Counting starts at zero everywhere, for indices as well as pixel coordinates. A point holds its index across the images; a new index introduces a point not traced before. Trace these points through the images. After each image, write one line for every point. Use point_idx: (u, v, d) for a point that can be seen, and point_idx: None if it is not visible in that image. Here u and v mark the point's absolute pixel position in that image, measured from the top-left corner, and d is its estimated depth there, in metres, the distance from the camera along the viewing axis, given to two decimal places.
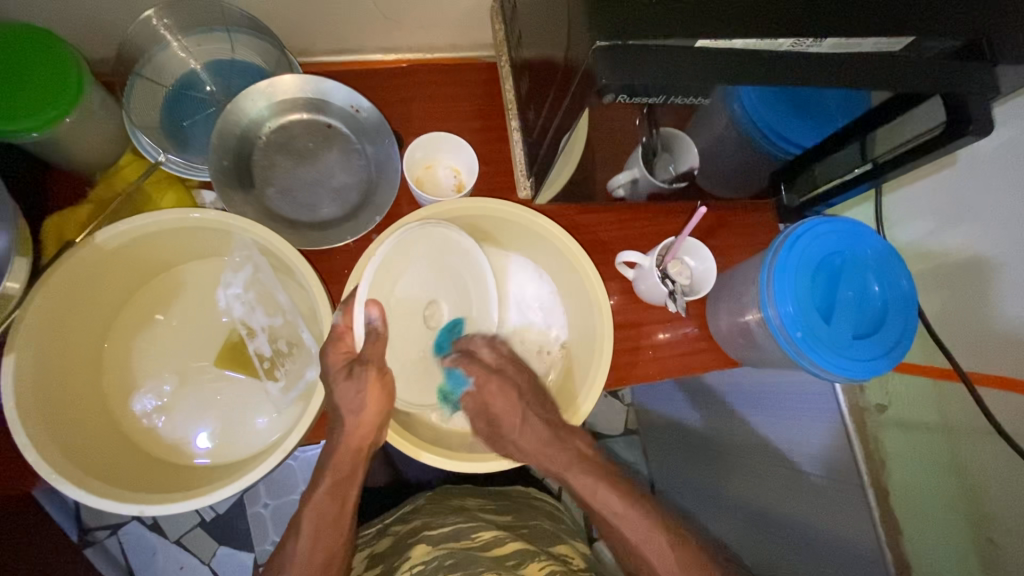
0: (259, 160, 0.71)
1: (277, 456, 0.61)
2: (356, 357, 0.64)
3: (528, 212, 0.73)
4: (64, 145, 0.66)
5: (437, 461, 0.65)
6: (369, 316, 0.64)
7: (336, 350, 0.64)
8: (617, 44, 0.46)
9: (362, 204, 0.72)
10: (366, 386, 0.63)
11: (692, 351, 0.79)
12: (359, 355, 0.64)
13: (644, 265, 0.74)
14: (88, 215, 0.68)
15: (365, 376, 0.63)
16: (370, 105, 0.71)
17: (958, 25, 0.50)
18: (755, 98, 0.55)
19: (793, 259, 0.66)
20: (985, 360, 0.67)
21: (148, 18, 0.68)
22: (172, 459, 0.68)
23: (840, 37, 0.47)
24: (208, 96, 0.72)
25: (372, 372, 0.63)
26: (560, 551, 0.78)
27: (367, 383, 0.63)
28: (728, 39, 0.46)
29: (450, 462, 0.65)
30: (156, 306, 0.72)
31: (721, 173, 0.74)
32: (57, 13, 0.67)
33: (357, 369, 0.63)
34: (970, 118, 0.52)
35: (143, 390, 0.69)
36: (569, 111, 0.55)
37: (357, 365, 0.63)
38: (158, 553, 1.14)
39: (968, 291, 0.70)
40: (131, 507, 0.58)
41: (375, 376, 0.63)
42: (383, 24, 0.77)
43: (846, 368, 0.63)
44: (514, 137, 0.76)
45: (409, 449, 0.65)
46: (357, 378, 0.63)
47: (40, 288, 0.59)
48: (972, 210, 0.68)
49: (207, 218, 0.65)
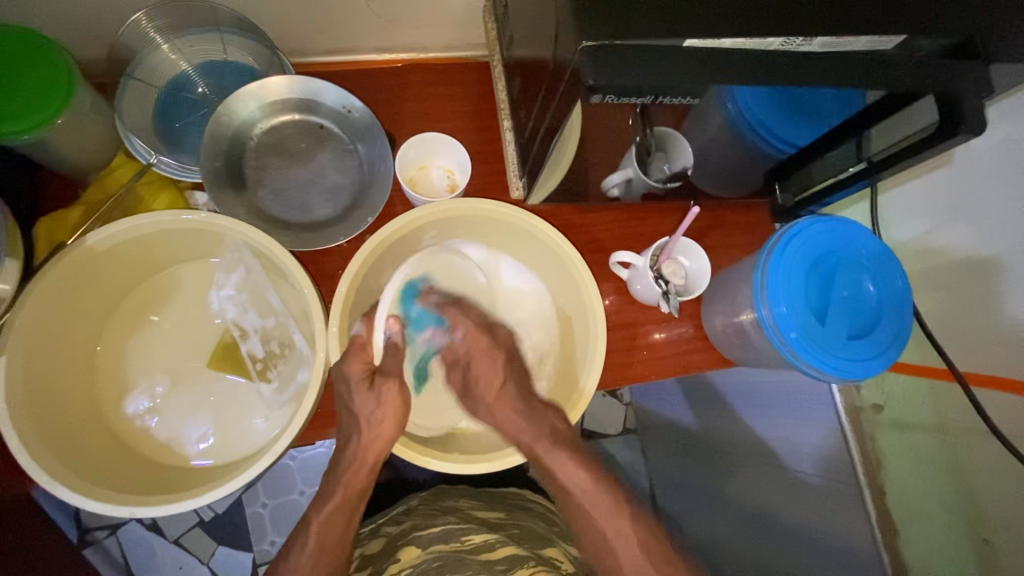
0: (251, 161, 0.71)
1: (268, 458, 0.60)
2: (376, 368, 0.66)
3: (519, 211, 0.72)
4: (55, 148, 0.66)
5: (447, 467, 0.65)
6: (388, 330, 0.67)
7: (357, 359, 0.64)
8: (605, 44, 0.45)
9: (354, 205, 0.72)
10: (387, 399, 0.65)
11: (686, 351, 0.78)
12: (380, 367, 0.66)
13: (639, 266, 0.73)
14: (81, 216, 0.68)
15: (386, 390, 0.65)
16: (363, 105, 0.71)
17: (954, 24, 0.49)
18: (748, 97, 0.55)
19: (786, 259, 0.65)
20: (984, 360, 0.67)
21: (136, 20, 0.69)
22: (164, 461, 0.68)
23: (828, 36, 0.46)
24: (200, 97, 0.73)
25: (392, 384, 0.66)
26: (550, 554, 0.78)
27: (387, 392, 0.65)
28: (717, 39, 0.46)
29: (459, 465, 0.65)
30: (148, 308, 0.72)
31: (715, 172, 0.73)
32: (47, 16, 0.67)
33: (379, 381, 0.65)
34: (963, 119, 0.50)
35: (136, 391, 0.69)
36: (560, 110, 0.54)
37: (378, 377, 0.66)
38: (157, 553, 1.14)
39: (966, 291, 0.69)
40: (122, 509, 0.58)
41: (393, 390, 0.66)
42: (375, 24, 0.77)
43: (842, 368, 0.63)
44: (507, 137, 0.76)
45: (415, 457, 0.65)
46: (370, 389, 0.64)
47: (30, 290, 0.59)
48: (968, 210, 0.67)
49: (197, 220, 0.65)
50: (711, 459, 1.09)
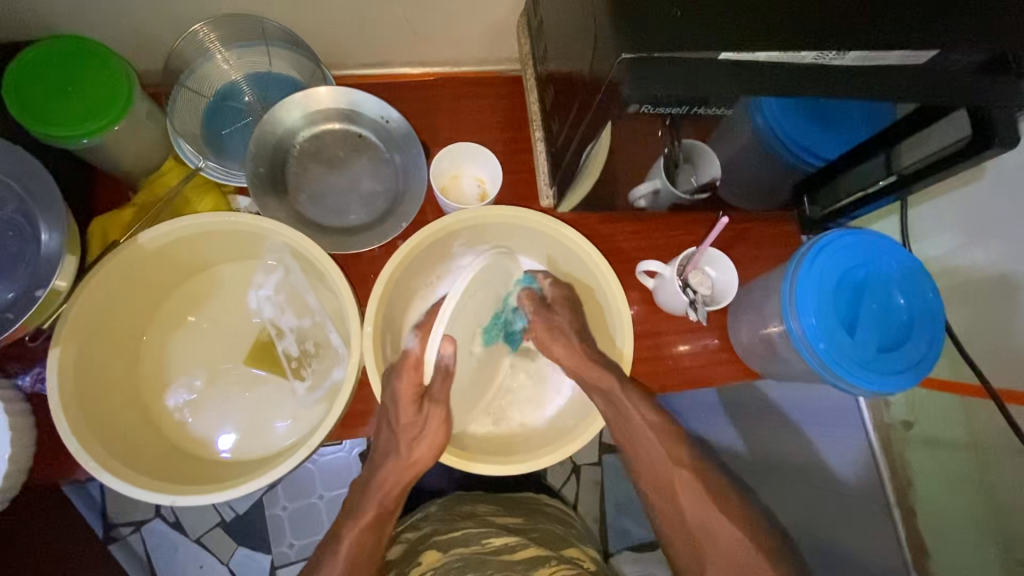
0: (293, 167, 0.74)
1: (301, 453, 0.62)
2: (425, 392, 0.67)
3: (548, 220, 0.74)
4: (110, 151, 0.69)
5: (493, 471, 0.67)
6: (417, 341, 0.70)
7: (408, 378, 0.66)
8: (644, 56, 0.46)
9: (388, 211, 0.75)
10: (429, 423, 0.67)
11: (713, 362, 0.78)
12: (428, 390, 0.67)
13: (665, 275, 0.74)
14: (131, 217, 0.71)
15: (430, 415, 0.67)
16: (400, 116, 0.74)
17: (983, 39, 0.49)
18: (777, 109, 0.56)
19: (815, 271, 0.65)
20: (1017, 378, 0.66)
21: (196, 30, 0.71)
22: (200, 454, 0.70)
23: (864, 50, 0.47)
24: (245, 106, 0.76)
25: (436, 411, 0.68)
26: (571, 554, 0.78)
27: (430, 419, 0.68)
28: (752, 52, 0.47)
29: (503, 466, 0.67)
30: (189, 308, 0.74)
31: (744, 185, 0.74)
32: (107, 27, 0.72)
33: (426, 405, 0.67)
34: (996, 134, 0.51)
35: (175, 385, 0.72)
36: (594, 122, 0.56)
37: (426, 401, 0.67)
38: (178, 551, 1.17)
39: (997, 308, 0.69)
40: (164, 498, 0.61)
41: (439, 414, 0.68)
42: (413, 38, 0.80)
43: (871, 382, 0.63)
44: (538, 147, 0.78)
45: (460, 462, 0.67)
46: (416, 411, 0.66)
47: (85, 285, 0.62)
48: (998, 225, 0.67)
49: (241, 222, 0.68)
50: None
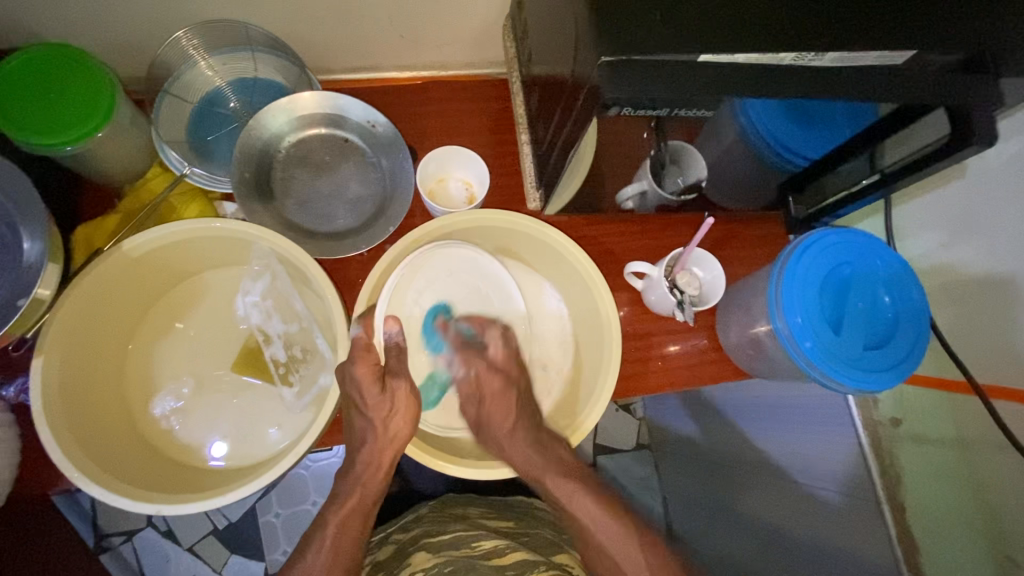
0: (278, 172, 0.74)
1: (290, 458, 0.62)
2: (385, 369, 0.66)
3: (536, 224, 0.74)
4: (94, 158, 0.69)
5: (461, 472, 0.66)
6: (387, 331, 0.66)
7: (362, 362, 0.64)
8: (623, 57, 0.47)
9: (375, 215, 0.75)
10: (397, 399, 0.65)
11: (702, 362, 0.79)
12: (387, 367, 0.66)
13: (652, 275, 0.75)
14: (116, 224, 0.71)
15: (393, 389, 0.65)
16: (386, 120, 0.74)
17: (960, 40, 0.50)
18: (759, 111, 0.57)
19: (801, 270, 0.65)
20: (1002, 372, 0.67)
21: (177, 38, 0.72)
22: (188, 461, 0.69)
23: (841, 51, 0.47)
24: (231, 112, 0.76)
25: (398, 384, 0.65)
26: (562, 559, 0.78)
27: (395, 395, 0.65)
28: (730, 53, 0.47)
29: (476, 472, 0.67)
30: (175, 315, 0.74)
31: (726, 184, 0.75)
32: (92, 35, 0.72)
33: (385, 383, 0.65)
34: (974, 131, 0.51)
35: (162, 393, 0.71)
36: (577, 124, 0.56)
37: (387, 380, 0.65)
38: (170, 560, 1.16)
39: (980, 305, 0.69)
40: (150, 506, 0.60)
41: (404, 392, 0.65)
42: (399, 42, 0.80)
43: (857, 380, 0.63)
44: (525, 149, 0.78)
45: (432, 462, 0.67)
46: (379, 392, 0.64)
47: (69, 293, 0.62)
48: (980, 222, 0.68)
49: (227, 227, 0.68)
50: (726, 477, 1.08)
